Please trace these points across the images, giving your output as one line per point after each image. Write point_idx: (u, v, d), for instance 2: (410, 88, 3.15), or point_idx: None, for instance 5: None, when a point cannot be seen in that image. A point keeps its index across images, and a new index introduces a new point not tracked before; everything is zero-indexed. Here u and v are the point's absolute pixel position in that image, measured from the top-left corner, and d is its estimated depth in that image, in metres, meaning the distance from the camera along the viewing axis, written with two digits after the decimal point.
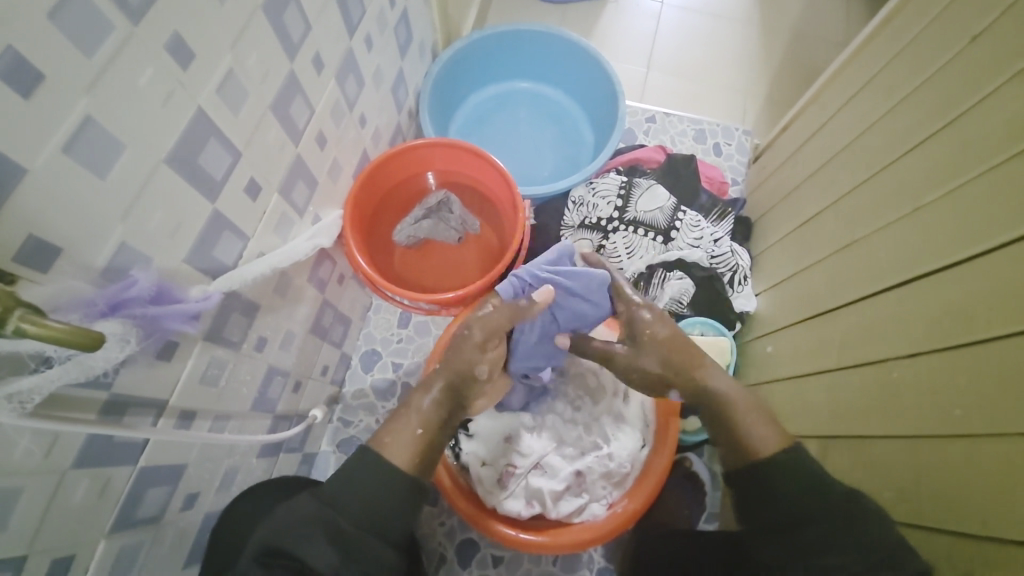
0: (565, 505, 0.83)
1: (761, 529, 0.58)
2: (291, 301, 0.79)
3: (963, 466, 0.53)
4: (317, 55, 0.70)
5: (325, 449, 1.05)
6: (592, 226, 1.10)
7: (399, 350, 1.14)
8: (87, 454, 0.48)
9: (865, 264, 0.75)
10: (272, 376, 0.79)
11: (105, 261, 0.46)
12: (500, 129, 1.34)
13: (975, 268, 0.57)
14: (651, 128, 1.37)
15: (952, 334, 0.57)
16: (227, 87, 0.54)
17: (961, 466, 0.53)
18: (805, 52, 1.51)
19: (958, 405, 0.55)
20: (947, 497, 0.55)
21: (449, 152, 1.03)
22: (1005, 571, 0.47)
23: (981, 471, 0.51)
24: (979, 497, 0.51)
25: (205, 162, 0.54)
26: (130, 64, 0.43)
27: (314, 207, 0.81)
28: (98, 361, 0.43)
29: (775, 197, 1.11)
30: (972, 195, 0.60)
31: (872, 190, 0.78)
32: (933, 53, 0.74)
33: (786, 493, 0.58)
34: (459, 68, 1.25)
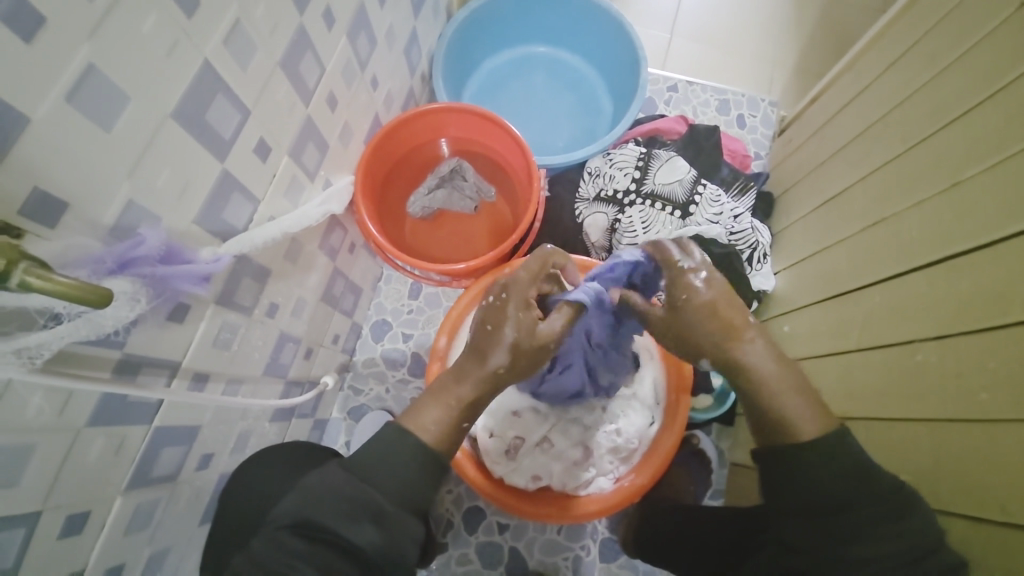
0: (572, 478, 0.84)
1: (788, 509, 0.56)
2: (302, 268, 0.78)
3: (983, 451, 0.52)
4: (328, 9, 0.67)
5: (337, 416, 1.07)
6: (608, 198, 1.07)
7: (410, 321, 1.13)
8: (101, 412, 0.48)
9: (894, 243, 0.72)
10: (283, 342, 0.79)
11: (113, 219, 0.44)
12: (515, 96, 1.29)
13: (1012, 246, 0.53)
14: (672, 97, 1.31)
15: (984, 315, 0.54)
16: (234, 39, 0.52)
17: (981, 451, 0.52)
18: (840, 17, 1.43)
19: (984, 389, 0.53)
20: (967, 481, 0.53)
21: (461, 118, 1.00)
22: None
23: (1004, 456, 0.49)
24: (1001, 483, 0.49)
25: (212, 119, 0.52)
26: (133, 9, 0.41)
27: (325, 172, 0.79)
28: (108, 320, 0.43)
29: (800, 172, 1.07)
30: (1013, 168, 0.56)
31: (907, 165, 0.74)
32: (982, 13, 0.68)
33: (819, 483, 0.54)
34: (474, 30, 1.20)
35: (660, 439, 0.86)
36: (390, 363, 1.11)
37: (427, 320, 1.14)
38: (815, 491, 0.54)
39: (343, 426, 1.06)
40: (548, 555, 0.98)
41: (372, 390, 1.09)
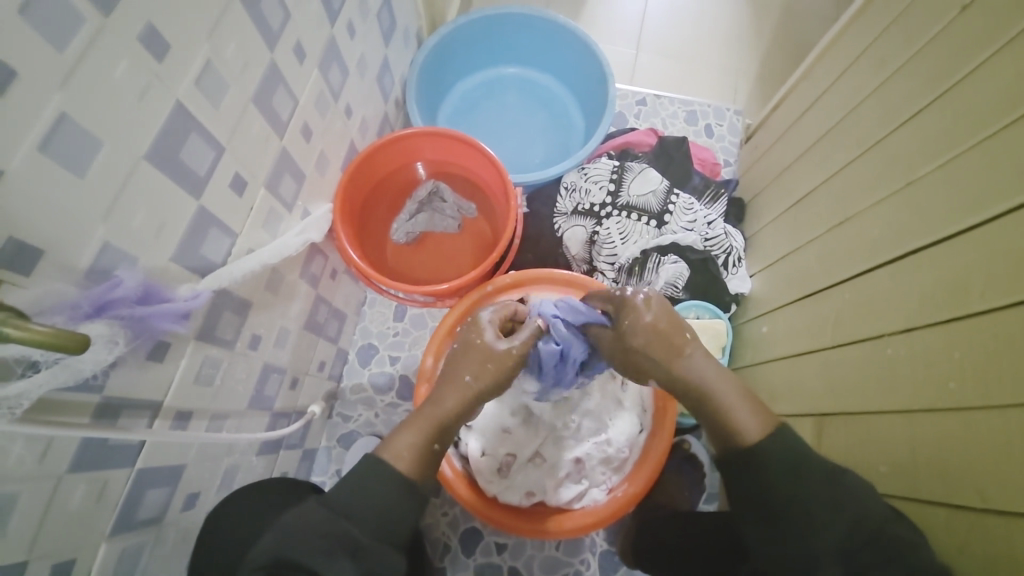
0: (566, 492, 0.84)
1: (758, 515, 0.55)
2: (284, 297, 0.78)
3: (959, 439, 0.54)
4: (298, 45, 0.69)
5: (326, 445, 1.05)
6: (585, 212, 1.10)
7: (396, 343, 1.13)
8: (83, 458, 0.48)
9: (857, 241, 0.75)
10: (268, 373, 0.78)
11: (89, 263, 0.45)
12: (489, 116, 1.32)
13: (968, 241, 0.56)
14: (642, 110, 1.36)
15: (948, 307, 0.57)
16: (205, 79, 0.53)
17: (955, 439, 0.54)
18: (794, 27, 1.50)
19: (953, 378, 0.55)
20: (945, 471, 0.55)
21: (439, 142, 1.02)
22: (1013, 545, 0.47)
23: (980, 444, 0.51)
24: (977, 469, 0.51)
25: (187, 158, 0.53)
26: (103, 58, 0.42)
27: (303, 202, 0.80)
28: (86, 364, 0.42)
29: (768, 177, 1.11)
30: (963, 168, 0.60)
31: (864, 167, 0.78)
32: (924, 24, 0.73)
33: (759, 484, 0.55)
34: (445, 55, 1.22)
35: (649, 445, 0.86)
36: (378, 387, 1.10)
37: (414, 342, 1.14)
38: (763, 486, 0.55)
39: (333, 455, 1.05)
40: (547, 571, 0.97)
41: (361, 416, 1.08)
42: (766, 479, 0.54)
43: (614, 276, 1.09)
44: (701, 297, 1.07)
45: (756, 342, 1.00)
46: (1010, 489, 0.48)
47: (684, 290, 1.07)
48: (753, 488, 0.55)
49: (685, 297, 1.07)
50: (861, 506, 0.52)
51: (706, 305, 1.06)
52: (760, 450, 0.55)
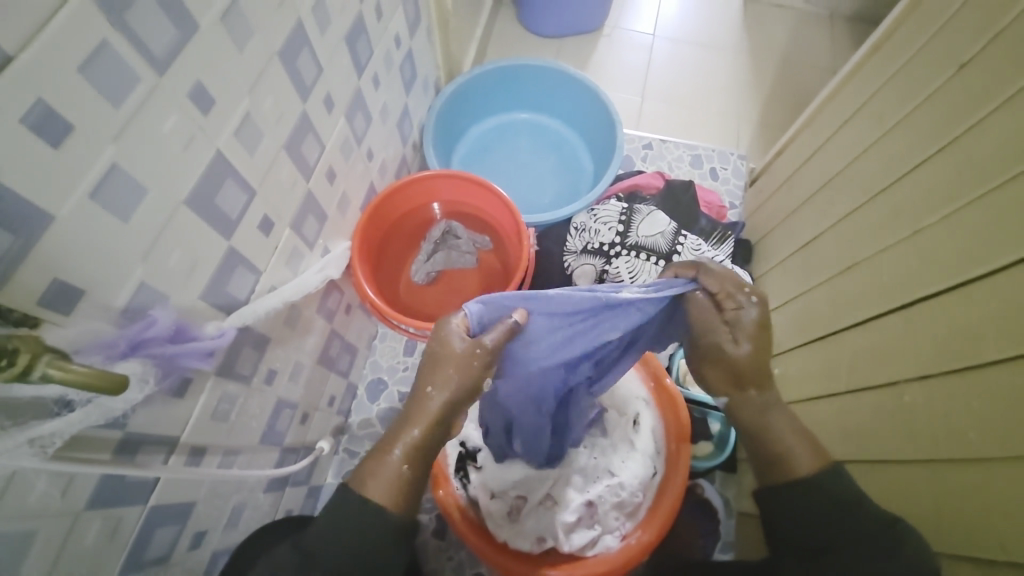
0: (578, 537, 0.81)
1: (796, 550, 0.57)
2: (300, 332, 0.80)
3: (979, 490, 0.53)
4: (328, 95, 0.73)
5: (332, 482, 1.04)
6: (595, 251, 1.12)
7: (406, 378, 1.14)
8: (100, 494, 0.48)
9: (867, 287, 0.76)
10: (280, 409, 0.79)
11: (124, 302, 0.47)
12: (501, 158, 1.38)
13: (979, 291, 0.57)
14: (648, 154, 1.41)
15: (963, 356, 0.57)
16: (243, 130, 0.57)
17: (974, 487, 0.53)
18: (794, 78, 1.57)
19: (973, 430, 0.54)
20: (965, 523, 0.54)
21: (455, 183, 1.05)
22: None
23: (1000, 496, 0.50)
24: (996, 520, 0.50)
25: (221, 201, 0.56)
26: (154, 113, 0.45)
27: (323, 240, 0.82)
28: (117, 404, 0.44)
29: (774, 220, 1.13)
30: (969, 220, 0.61)
31: (871, 214, 0.80)
32: (923, 81, 0.77)
33: (810, 530, 0.56)
34: (460, 101, 1.29)
35: (663, 489, 0.84)
36: (386, 423, 1.10)
37: None
38: (810, 528, 0.56)
39: None
40: None
41: None
42: (812, 525, 0.56)
43: None
44: None
45: None
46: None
47: None
48: (798, 531, 0.57)
49: None
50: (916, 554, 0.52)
51: None
52: (812, 492, 0.57)
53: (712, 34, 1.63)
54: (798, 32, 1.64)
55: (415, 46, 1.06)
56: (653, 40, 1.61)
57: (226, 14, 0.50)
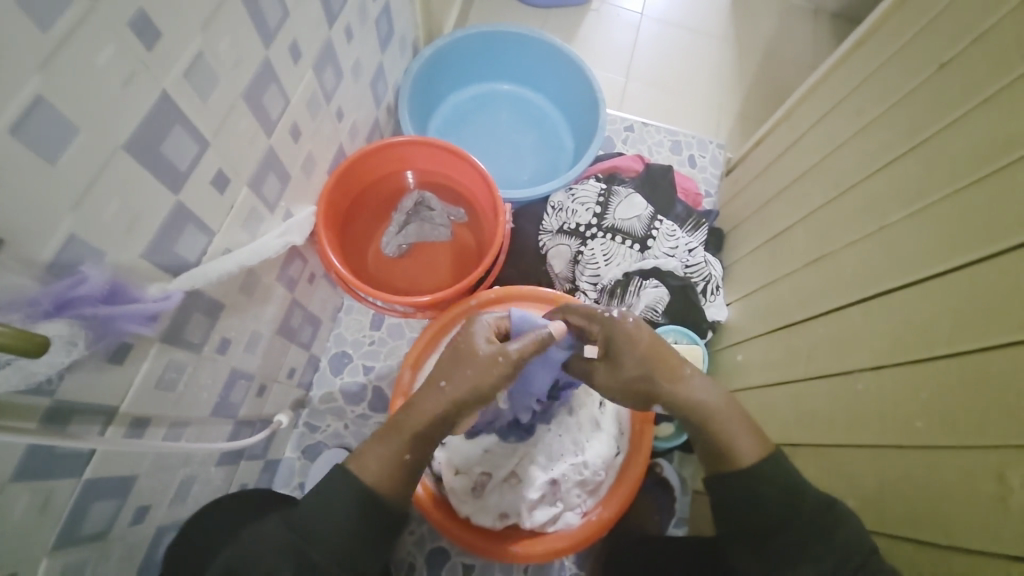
0: (540, 514, 0.81)
1: (737, 531, 0.60)
2: (259, 300, 0.75)
3: (927, 477, 0.55)
4: (295, 44, 0.67)
5: (290, 456, 1.01)
6: (571, 231, 1.11)
7: (371, 352, 1.10)
8: (25, 466, 0.44)
9: (831, 280, 0.78)
10: (235, 380, 0.74)
11: (52, 256, 0.41)
12: (480, 130, 1.33)
13: (936, 287, 0.59)
14: (629, 136, 1.39)
15: (916, 348, 0.59)
16: (195, 72, 0.51)
17: (923, 475, 0.56)
18: (774, 70, 1.58)
19: (920, 417, 0.57)
20: (910, 505, 0.57)
21: (430, 152, 1.00)
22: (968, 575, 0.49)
23: (942, 479, 0.53)
24: (941, 506, 0.53)
25: (169, 151, 0.50)
26: (88, 42, 0.39)
27: (286, 203, 0.77)
28: (39, 368, 0.40)
29: (747, 210, 1.15)
30: (934, 217, 0.63)
31: (841, 208, 0.82)
32: (901, 79, 0.78)
33: (750, 512, 0.59)
34: (439, 66, 1.22)
35: (625, 469, 0.86)
36: (349, 398, 1.07)
37: (389, 352, 1.11)
38: (755, 511, 0.58)
39: (297, 467, 1.00)
40: None
41: (330, 426, 1.04)
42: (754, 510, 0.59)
43: (596, 296, 1.10)
44: (680, 322, 1.08)
45: (732, 369, 1.02)
46: (972, 527, 0.50)
47: (663, 314, 1.08)
48: (744, 512, 0.59)
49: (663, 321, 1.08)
50: (846, 534, 0.54)
51: (684, 331, 1.07)
52: (754, 477, 0.59)
53: (699, 18, 1.61)
54: (782, 23, 1.64)
55: (392, 0, 0.99)
56: (640, 19, 1.58)
57: None
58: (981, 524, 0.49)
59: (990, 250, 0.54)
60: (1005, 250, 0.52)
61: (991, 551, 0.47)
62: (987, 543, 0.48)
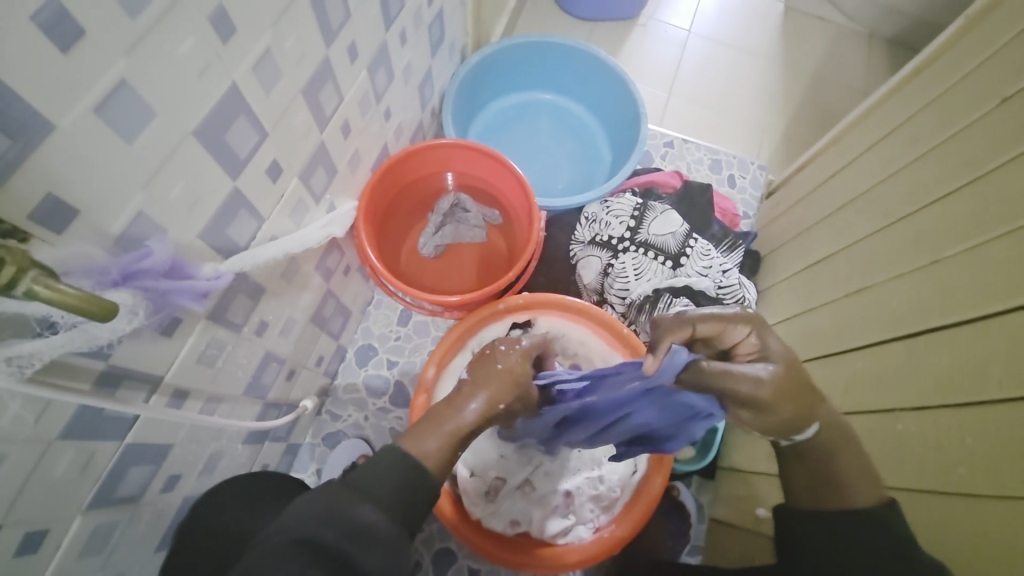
0: (552, 524, 0.81)
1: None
2: (297, 287, 0.78)
3: (964, 526, 0.53)
4: (352, 44, 0.70)
5: (310, 441, 1.03)
6: (603, 243, 1.11)
7: (396, 347, 1.12)
8: (76, 423, 0.47)
9: (874, 312, 0.75)
10: (268, 362, 0.77)
11: (120, 229, 0.44)
12: (519, 138, 1.35)
13: (989, 328, 0.56)
14: (668, 152, 1.38)
15: (963, 391, 0.56)
16: (262, 66, 0.54)
17: (960, 524, 0.53)
18: (824, 94, 1.54)
19: (962, 463, 0.54)
20: (947, 556, 0.54)
21: (470, 155, 1.02)
22: None
23: (983, 529, 0.50)
24: (975, 559, 0.50)
25: (231, 139, 0.53)
26: (172, 33, 0.42)
27: (330, 196, 0.80)
28: (103, 332, 0.42)
29: (786, 235, 1.12)
30: (989, 256, 0.60)
31: (889, 240, 0.79)
32: (962, 110, 0.75)
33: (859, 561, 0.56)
34: (485, 73, 1.25)
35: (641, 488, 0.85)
36: (371, 390, 1.09)
37: (414, 349, 1.13)
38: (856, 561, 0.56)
39: (316, 453, 1.03)
40: None
41: (351, 416, 1.06)
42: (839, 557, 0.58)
43: (623, 311, 1.10)
44: None
45: None
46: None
47: None
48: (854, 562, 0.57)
49: None
50: None
51: None
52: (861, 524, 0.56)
53: (748, 38, 1.59)
54: (835, 47, 1.60)
55: (446, 7, 1.01)
56: (688, 36, 1.57)
57: None
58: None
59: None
60: None
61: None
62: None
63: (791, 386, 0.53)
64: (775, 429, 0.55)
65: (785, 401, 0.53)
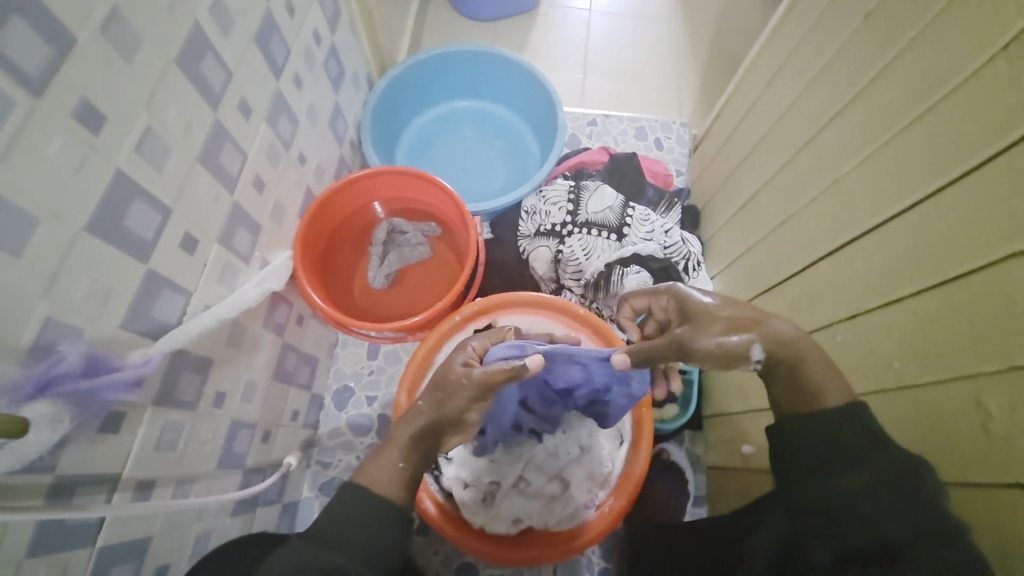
0: (557, 511, 0.82)
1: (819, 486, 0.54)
2: (247, 350, 0.78)
3: (925, 415, 0.54)
4: (243, 100, 0.70)
5: (308, 495, 1.03)
6: (548, 232, 1.14)
7: (372, 382, 1.12)
8: (38, 542, 0.46)
9: (800, 238, 0.79)
10: (236, 430, 0.77)
11: (31, 340, 0.44)
12: (446, 149, 1.36)
13: (891, 229, 0.60)
14: (593, 130, 1.41)
15: (882, 292, 0.60)
16: (147, 145, 0.54)
17: (919, 416, 0.54)
18: (729, 41, 1.59)
19: (896, 357, 0.57)
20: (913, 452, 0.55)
21: (395, 180, 1.02)
22: (979, 517, 0.48)
23: (932, 420, 0.53)
24: (932, 443, 0.53)
25: (132, 224, 0.53)
26: (35, 136, 0.42)
27: (261, 252, 0.80)
28: (31, 447, 0.42)
29: (717, 183, 1.16)
30: (880, 163, 0.64)
31: (800, 168, 0.82)
32: (835, 32, 0.78)
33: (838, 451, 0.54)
34: (396, 95, 1.26)
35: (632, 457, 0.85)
36: (356, 430, 1.09)
37: (389, 379, 1.13)
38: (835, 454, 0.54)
39: (316, 505, 1.03)
40: None
41: (342, 461, 1.06)
42: (825, 472, 0.54)
43: (582, 292, 1.13)
44: None
45: None
46: (969, 460, 0.49)
47: None
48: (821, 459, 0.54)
49: None
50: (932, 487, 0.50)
51: None
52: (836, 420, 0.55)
53: (646, 4, 1.63)
54: None
55: (338, 41, 1.02)
56: (589, 15, 1.60)
57: (105, 22, 0.46)
58: (982, 466, 0.48)
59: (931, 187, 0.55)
60: (947, 183, 0.53)
61: (988, 482, 0.47)
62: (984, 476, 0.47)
63: (735, 317, 0.62)
64: (735, 355, 0.60)
65: (716, 322, 0.62)
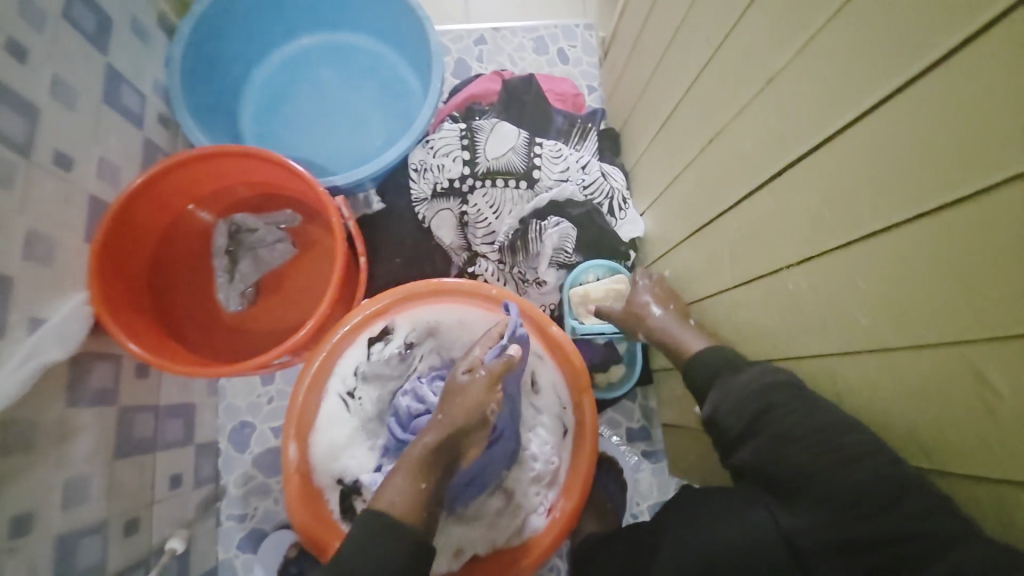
0: (501, 528, 0.71)
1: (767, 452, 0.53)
2: (46, 444, 0.58)
3: (907, 394, 0.44)
4: None
5: (226, 555, 0.88)
6: (446, 191, 0.93)
7: (275, 412, 0.94)
8: None
9: (733, 161, 0.63)
10: (67, 544, 0.59)
11: None
12: (304, 104, 1.07)
13: (846, 145, 0.45)
14: (484, 51, 1.15)
15: (840, 231, 0.46)
16: None
17: (898, 403, 0.45)
18: None
19: (864, 313, 0.45)
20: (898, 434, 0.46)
21: (213, 166, 0.75)
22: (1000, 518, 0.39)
23: (923, 396, 0.42)
24: (910, 426, 0.44)
25: None
26: None
27: (24, 311, 0.56)
28: None
29: (633, 96, 0.96)
30: (819, 52, 0.47)
31: (722, 67, 0.64)
32: None
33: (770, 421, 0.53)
34: (211, 40, 0.94)
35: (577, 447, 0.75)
36: (267, 469, 0.92)
37: None
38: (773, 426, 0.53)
39: (238, 564, 0.88)
40: None
41: (259, 508, 0.90)
42: (774, 442, 0.52)
43: (499, 257, 0.95)
44: (596, 254, 0.94)
45: None
46: (961, 450, 0.40)
47: (576, 251, 0.93)
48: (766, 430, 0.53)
49: (580, 259, 0.94)
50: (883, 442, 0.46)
51: (603, 261, 0.92)
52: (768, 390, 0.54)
53: None
54: None
55: None
56: None
57: None
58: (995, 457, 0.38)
59: (895, 82, 0.39)
60: (916, 76, 0.38)
61: (991, 475, 0.39)
62: (973, 471, 0.40)
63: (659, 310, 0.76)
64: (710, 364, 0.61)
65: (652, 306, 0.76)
